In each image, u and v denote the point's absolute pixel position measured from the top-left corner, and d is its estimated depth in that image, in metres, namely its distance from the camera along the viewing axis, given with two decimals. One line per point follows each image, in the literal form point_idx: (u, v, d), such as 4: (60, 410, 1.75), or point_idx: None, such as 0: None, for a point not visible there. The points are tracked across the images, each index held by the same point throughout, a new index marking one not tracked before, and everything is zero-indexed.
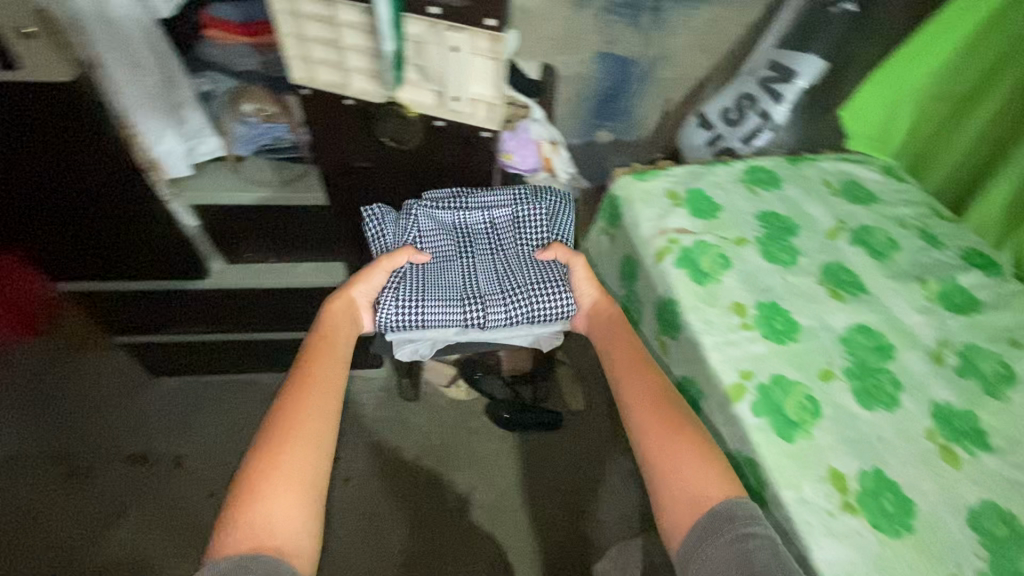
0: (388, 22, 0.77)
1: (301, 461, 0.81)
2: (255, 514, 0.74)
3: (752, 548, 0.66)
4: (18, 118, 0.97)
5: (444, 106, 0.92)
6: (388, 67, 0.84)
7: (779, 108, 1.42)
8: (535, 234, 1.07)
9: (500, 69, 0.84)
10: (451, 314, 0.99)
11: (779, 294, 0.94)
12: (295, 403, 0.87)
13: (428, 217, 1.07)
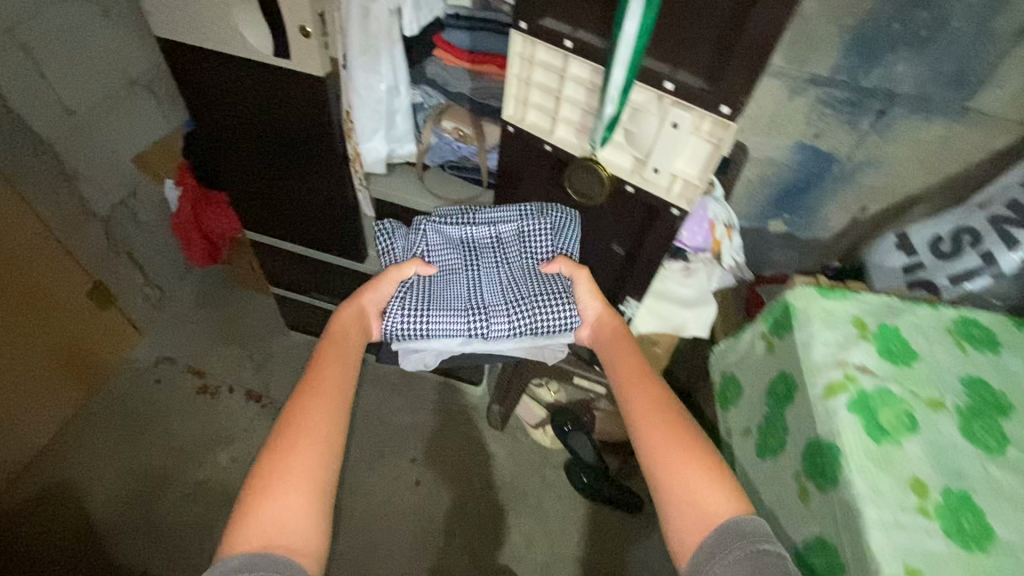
0: (619, 88, 0.77)
1: (307, 444, 0.78)
2: (262, 512, 0.71)
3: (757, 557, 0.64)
4: (262, 98, 1.11)
5: (640, 175, 0.88)
6: (599, 126, 0.83)
7: (1010, 256, 1.17)
8: (541, 247, 1.04)
9: (715, 155, 0.79)
10: (455, 324, 0.99)
11: (974, 486, 0.77)
12: (315, 384, 0.86)
13: (440, 226, 1.09)
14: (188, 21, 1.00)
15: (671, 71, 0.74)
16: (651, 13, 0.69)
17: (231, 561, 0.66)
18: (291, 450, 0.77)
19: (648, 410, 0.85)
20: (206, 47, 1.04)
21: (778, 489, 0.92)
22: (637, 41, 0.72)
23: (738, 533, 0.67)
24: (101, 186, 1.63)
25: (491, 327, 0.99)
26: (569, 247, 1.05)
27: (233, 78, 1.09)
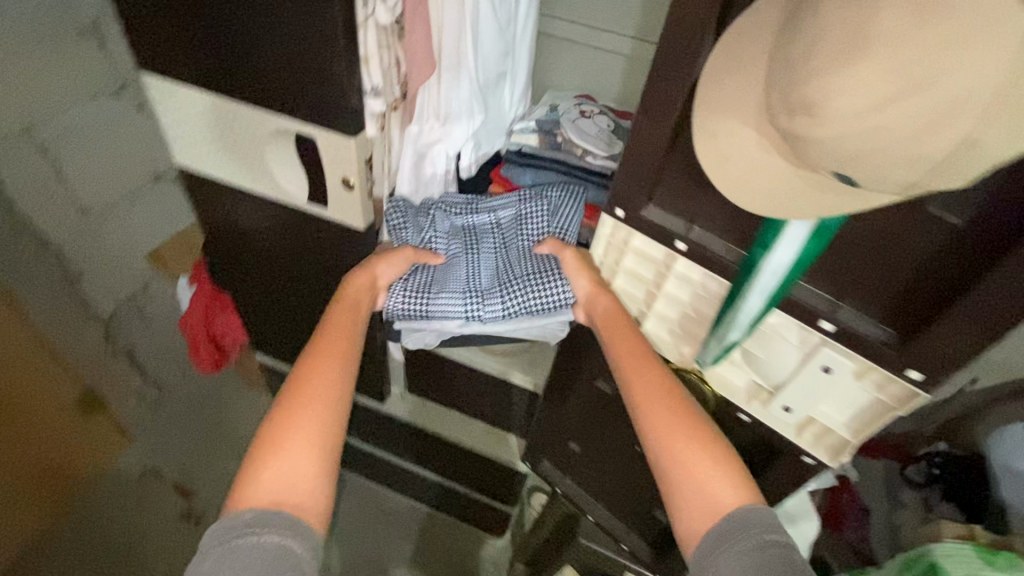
0: (752, 315, 0.58)
1: (329, 389, 0.66)
2: (274, 467, 0.59)
3: (775, 558, 0.54)
4: (286, 240, 0.95)
5: (760, 401, 0.68)
6: (711, 345, 0.64)
7: None
8: (536, 229, 0.85)
9: (883, 415, 0.59)
10: (451, 309, 0.81)
11: None
12: (333, 329, 0.73)
13: (448, 209, 0.89)
14: (215, 160, 0.87)
15: (834, 308, 0.55)
16: (813, 245, 0.51)
17: (247, 519, 0.55)
18: (310, 392, 0.65)
19: (658, 398, 0.67)
20: (233, 185, 0.90)
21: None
22: (787, 272, 0.54)
23: (756, 526, 0.57)
24: (108, 286, 1.49)
25: (487, 312, 0.80)
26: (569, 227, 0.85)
27: (268, 232, 0.97)
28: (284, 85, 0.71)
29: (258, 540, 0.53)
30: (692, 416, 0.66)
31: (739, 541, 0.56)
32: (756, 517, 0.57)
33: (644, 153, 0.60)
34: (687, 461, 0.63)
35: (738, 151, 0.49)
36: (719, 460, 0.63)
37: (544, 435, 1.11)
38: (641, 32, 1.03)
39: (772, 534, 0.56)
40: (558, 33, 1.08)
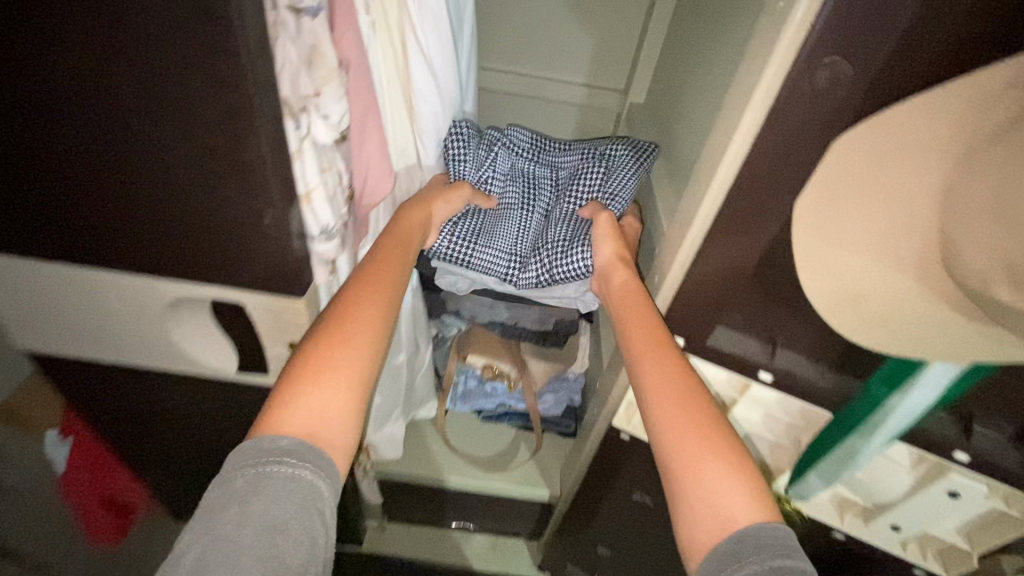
0: (871, 454, 0.48)
1: (376, 329, 0.52)
2: (310, 395, 0.47)
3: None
4: (206, 411, 0.70)
5: (848, 512, 0.59)
6: (810, 482, 0.54)
7: None
8: (584, 188, 0.74)
9: (1005, 536, 0.50)
10: (490, 266, 0.75)
11: None
12: (387, 259, 0.58)
13: (508, 148, 0.79)
14: (83, 336, 0.60)
15: (967, 437, 0.46)
16: (960, 384, 0.42)
17: (283, 445, 0.43)
18: (356, 324, 0.51)
19: (664, 383, 0.47)
20: (117, 363, 0.63)
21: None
22: (925, 410, 0.44)
23: (763, 547, 0.37)
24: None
25: (521, 279, 0.74)
26: (622, 195, 0.72)
27: (179, 413, 0.72)
28: (187, 246, 0.49)
29: (292, 470, 0.42)
30: (702, 412, 0.44)
31: (741, 566, 0.36)
32: (768, 536, 0.37)
33: (711, 272, 0.49)
34: (685, 460, 0.43)
35: (876, 291, 0.38)
36: (732, 468, 0.42)
37: (568, 545, 0.96)
38: (594, 78, 0.90)
39: (789, 562, 0.36)
40: (498, 87, 0.91)
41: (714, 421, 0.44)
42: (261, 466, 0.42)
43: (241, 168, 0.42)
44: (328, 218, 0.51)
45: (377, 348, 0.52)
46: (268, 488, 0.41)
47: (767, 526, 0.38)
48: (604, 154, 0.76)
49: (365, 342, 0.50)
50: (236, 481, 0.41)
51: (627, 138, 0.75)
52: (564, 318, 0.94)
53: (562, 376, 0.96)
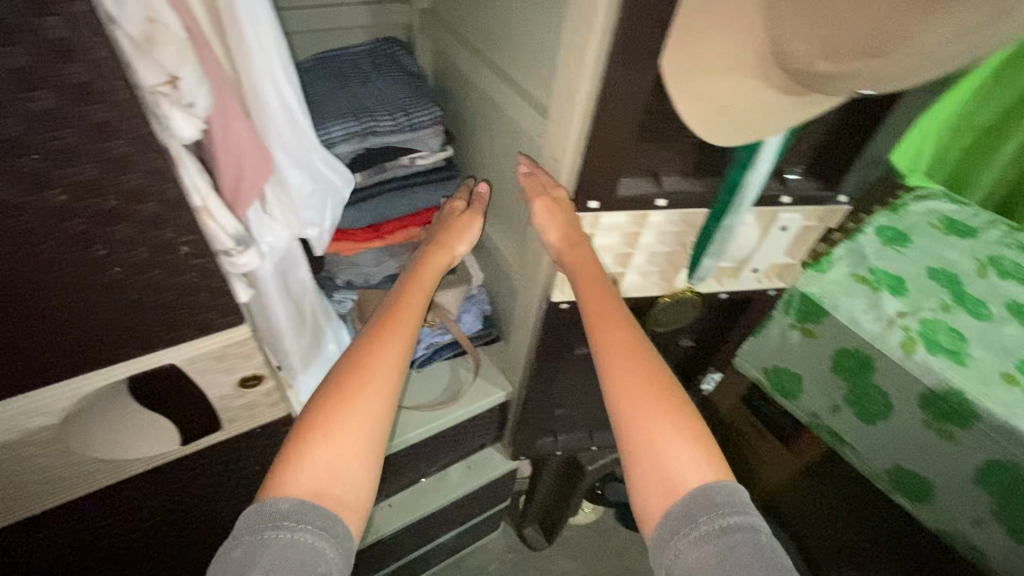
0: (765, 169, 0.59)
1: (379, 404, 0.57)
2: (320, 460, 0.53)
3: (739, 547, 0.47)
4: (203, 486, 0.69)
5: (736, 277, 0.78)
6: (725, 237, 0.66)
7: None
8: (391, 71, 0.86)
9: (814, 236, 0.74)
10: (348, 127, 0.78)
11: None
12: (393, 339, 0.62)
13: (311, 67, 0.85)
14: None
15: (783, 185, 0.66)
16: (784, 145, 0.58)
17: (285, 508, 0.49)
18: (369, 386, 0.57)
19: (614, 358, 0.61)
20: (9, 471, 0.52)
21: (924, 457, 1.00)
22: (774, 159, 0.58)
23: (716, 508, 0.50)
24: None
25: (378, 126, 0.79)
26: (413, 71, 0.87)
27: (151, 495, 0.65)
28: (65, 280, 0.42)
29: (291, 533, 0.48)
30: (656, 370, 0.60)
31: (695, 527, 0.50)
32: (719, 499, 0.50)
33: (606, 122, 0.55)
34: (645, 423, 0.57)
35: (736, 99, 0.49)
36: (690, 437, 0.56)
37: (533, 420, 1.09)
38: None
39: (734, 517, 0.49)
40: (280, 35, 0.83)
41: (667, 393, 0.59)
42: (263, 532, 0.48)
43: (114, 164, 0.39)
44: (231, 232, 0.50)
45: (380, 422, 0.57)
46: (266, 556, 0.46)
47: (717, 491, 0.51)
48: (386, 50, 0.89)
49: (373, 404, 0.56)
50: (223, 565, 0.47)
51: (383, 38, 0.90)
52: None
53: (469, 294, 1.03)
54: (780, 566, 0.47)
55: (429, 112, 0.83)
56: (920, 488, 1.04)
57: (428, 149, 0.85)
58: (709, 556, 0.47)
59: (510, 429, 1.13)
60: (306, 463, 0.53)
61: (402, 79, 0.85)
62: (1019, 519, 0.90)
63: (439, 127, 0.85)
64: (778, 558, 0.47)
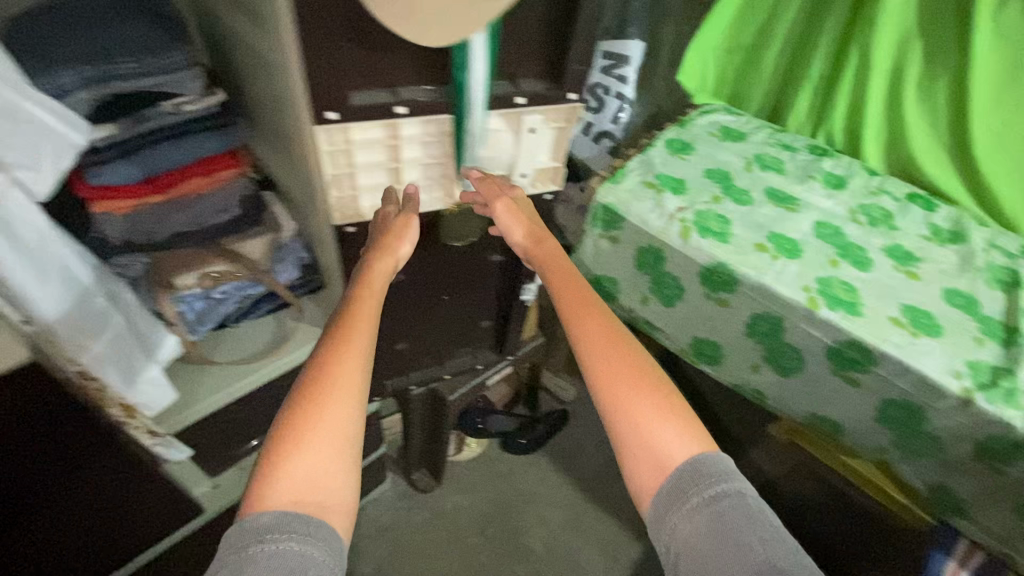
0: (483, 72, 0.66)
1: (344, 424, 0.64)
2: (295, 478, 0.60)
3: (730, 514, 0.59)
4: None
5: (508, 181, 0.88)
6: (473, 143, 0.74)
7: (628, 88, 1.65)
8: (135, 16, 0.83)
9: (565, 135, 0.85)
10: (82, 73, 0.75)
11: (768, 225, 1.20)
12: (350, 361, 0.67)
13: (42, 20, 0.80)
14: None
15: (516, 86, 0.74)
16: (493, 46, 0.66)
17: (264, 524, 0.57)
18: (330, 410, 0.63)
19: (589, 342, 0.72)
20: None
21: (712, 324, 1.21)
22: (488, 62, 0.66)
23: (704, 480, 0.62)
24: None
25: (119, 69, 0.77)
26: (161, 14, 0.85)
27: None
28: None
29: (274, 543, 0.55)
30: (626, 355, 0.71)
31: (688, 501, 0.61)
32: (709, 473, 0.62)
33: (312, 20, 0.60)
34: (627, 408, 0.67)
35: None
36: (672, 416, 0.67)
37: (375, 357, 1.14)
38: None
39: (720, 485, 0.61)
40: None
41: (648, 376, 0.69)
42: (252, 544, 0.55)
43: None
44: None
45: (348, 442, 0.64)
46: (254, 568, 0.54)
47: (701, 464, 0.63)
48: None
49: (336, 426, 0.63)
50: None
51: None
52: (242, 192, 0.95)
53: (281, 246, 1.02)
54: (761, 524, 0.60)
55: (178, 53, 0.81)
56: (713, 351, 1.26)
57: (186, 91, 0.83)
58: (705, 527, 0.59)
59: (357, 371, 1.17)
60: (282, 483, 0.60)
61: (147, 23, 0.83)
62: (777, 356, 1.13)
63: (193, 69, 0.83)
64: (757, 515, 0.60)
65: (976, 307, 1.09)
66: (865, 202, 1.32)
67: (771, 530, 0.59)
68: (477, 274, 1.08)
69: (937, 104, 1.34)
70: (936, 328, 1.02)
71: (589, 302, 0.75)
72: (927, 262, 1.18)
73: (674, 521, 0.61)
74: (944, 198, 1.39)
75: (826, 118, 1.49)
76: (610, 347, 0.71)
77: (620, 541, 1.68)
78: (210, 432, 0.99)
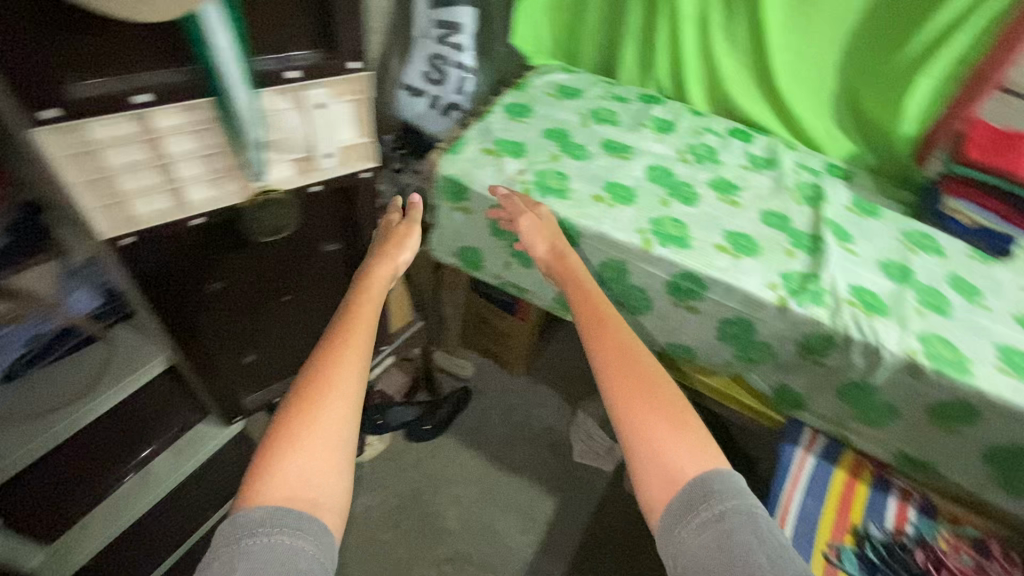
0: (233, 48, 0.63)
1: (341, 425, 0.70)
2: (293, 471, 0.65)
3: (741, 527, 0.59)
4: None
5: (313, 166, 0.83)
6: (250, 126, 0.71)
7: (466, 56, 1.62)
8: None
9: (362, 106, 0.81)
10: None
11: (604, 176, 1.26)
12: (351, 362, 0.75)
13: None
14: None
15: (286, 61, 0.70)
16: (236, 19, 0.63)
17: (256, 519, 0.61)
18: (328, 406, 0.70)
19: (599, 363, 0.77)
20: None
21: None
22: (235, 38, 0.63)
23: (719, 495, 0.62)
24: None
25: None
26: None
27: None
28: None
29: (268, 538, 0.59)
30: (628, 361, 0.76)
31: (698, 515, 0.61)
32: (720, 487, 0.63)
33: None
34: (631, 410, 0.71)
35: None
36: (684, 436, 0.68)
37: (219, 374, 1.05)
38: None
39: (731, 503, 0.61)
40: None
41: (672, 399, 0.72)
42: (245, 535, 0.60)
43: None
44: None
45: (343, 442, 0.69)
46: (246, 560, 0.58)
47: (713, 481, 0.63)
48: None
49: (331, 422, 0.69)
50: (209, 571, 0.58)
51: None
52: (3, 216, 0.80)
53: (72, 274, 0.94)
54: (770, 542, 0.59)
55: None
56: (576, 304, 1.31)
57: None
58: (711, 542, 0.59)
59: (203, 395, 1.06)
60: (280, 480, 0.64)
61: None
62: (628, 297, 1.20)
63: None
64: (768, 535, 0.59)
65: (788, 222, 1.21)
66: (693, 142, 1.41)
67: (782, 552, 0.58)
68: (310, 268, 1.02)
69: (738, 44, 1.47)
70: (753, 248, 1.13)
71: (602, 314, 0.85)
72: (747, 190, 1.29)
73: (682, 537, 0.61)
74: (760, 129, 1.52)
75: (651, 67, 1.59)
76: (625, 361, 0.76)
77: (534, 500, 1.74)
78: (52, 470, 0.90)
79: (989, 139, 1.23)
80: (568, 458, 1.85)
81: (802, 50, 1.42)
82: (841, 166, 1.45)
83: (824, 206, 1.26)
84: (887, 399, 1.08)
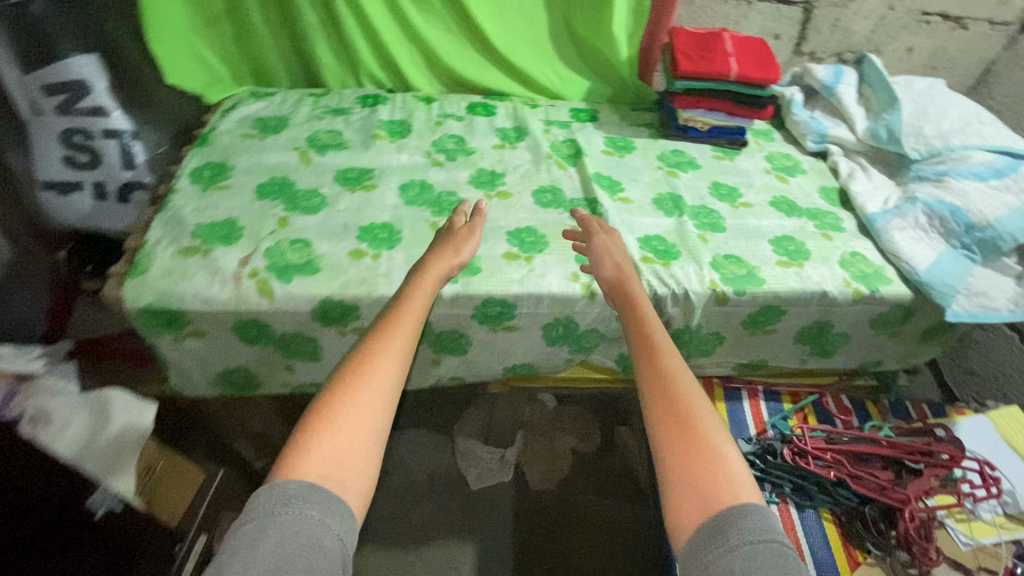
0: None
1: (380, 410, 0.61)
2: (333, 445, 0.57)
3: (767, 555, 0.50)
4: None
5: None
6: None
7: (116, 118, 1.13)
8: None
9: None
10: None
11: (353, 222, 1.04)
12: (404, 343, 0.68)
13: None
14: None
15: None
16: None
17: (292, 489, 0.53)
18: (375, 380, 0.62)
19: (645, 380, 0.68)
20: None
21: None
22: None
23: (752, 527, 0.52)
24: None
25: None
26: None
27: None
28: None
29: (301, 510, 0.52)
30: (684, 387, 0.66)
31: (727, 541, 0.52)
32: (757, 518, 0.53)
33: None
34: (668, 432, 0.62)
35: None
36: (709, 467, 0.58)
37: None
38: None
39: (771, 541, 0.52)
40: None
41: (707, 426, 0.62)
42: (276, 507, 0.52)
43: None
44: None
45: (379, 426, 0.60)
46: (276, 534, 0.50)
47: (745, 512, 0.54)
48: None
49: (370, 406, 0.60)
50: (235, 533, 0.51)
51: None
52: None
53: None
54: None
55: None
56: None
57: None
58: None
59: None
60: (319, 459, 0.56)
61: None
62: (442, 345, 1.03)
63: None
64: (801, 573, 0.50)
65: (561, 196, 1.13)
66: (437, 138, 1.25)
67: None
68: None
69: (437, 12, 1.32)
70: (540, 243, 1.04)
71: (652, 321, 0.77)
72: (512, 174, 1.18)
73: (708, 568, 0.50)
74: (497, 95, 1.42)
75: (355, 63, 1.35)
76: (673, 376, 0.67)
77: (452, 559, 1.57)
78: None
79: (694, 45, 1.26)
80: (465, 492, 1.70)
81: (500, 4, 1.31)
82: (585, 108, 1.41)
83: (585, 161, 1.21)
84: (709, 330, 1.10)
